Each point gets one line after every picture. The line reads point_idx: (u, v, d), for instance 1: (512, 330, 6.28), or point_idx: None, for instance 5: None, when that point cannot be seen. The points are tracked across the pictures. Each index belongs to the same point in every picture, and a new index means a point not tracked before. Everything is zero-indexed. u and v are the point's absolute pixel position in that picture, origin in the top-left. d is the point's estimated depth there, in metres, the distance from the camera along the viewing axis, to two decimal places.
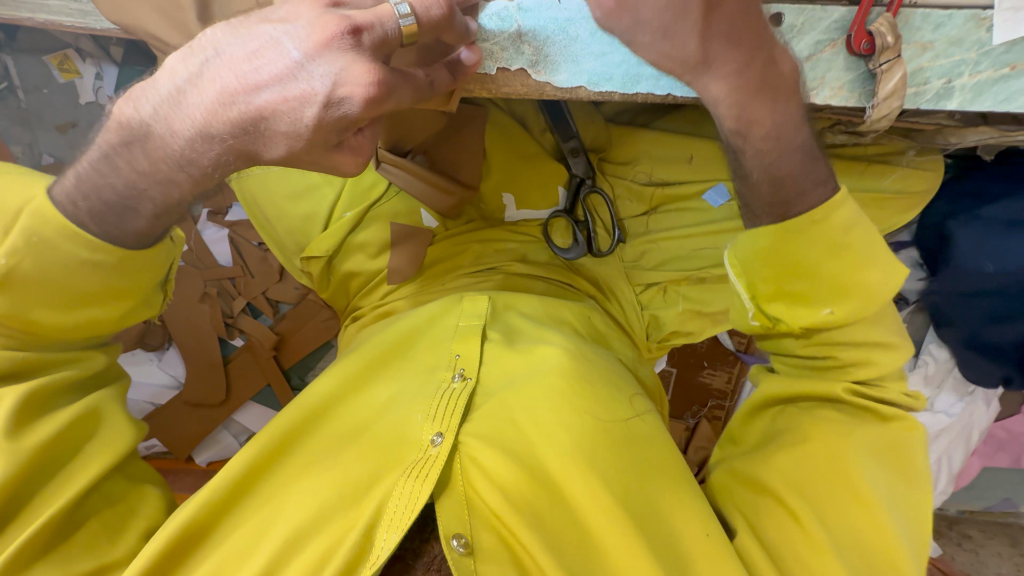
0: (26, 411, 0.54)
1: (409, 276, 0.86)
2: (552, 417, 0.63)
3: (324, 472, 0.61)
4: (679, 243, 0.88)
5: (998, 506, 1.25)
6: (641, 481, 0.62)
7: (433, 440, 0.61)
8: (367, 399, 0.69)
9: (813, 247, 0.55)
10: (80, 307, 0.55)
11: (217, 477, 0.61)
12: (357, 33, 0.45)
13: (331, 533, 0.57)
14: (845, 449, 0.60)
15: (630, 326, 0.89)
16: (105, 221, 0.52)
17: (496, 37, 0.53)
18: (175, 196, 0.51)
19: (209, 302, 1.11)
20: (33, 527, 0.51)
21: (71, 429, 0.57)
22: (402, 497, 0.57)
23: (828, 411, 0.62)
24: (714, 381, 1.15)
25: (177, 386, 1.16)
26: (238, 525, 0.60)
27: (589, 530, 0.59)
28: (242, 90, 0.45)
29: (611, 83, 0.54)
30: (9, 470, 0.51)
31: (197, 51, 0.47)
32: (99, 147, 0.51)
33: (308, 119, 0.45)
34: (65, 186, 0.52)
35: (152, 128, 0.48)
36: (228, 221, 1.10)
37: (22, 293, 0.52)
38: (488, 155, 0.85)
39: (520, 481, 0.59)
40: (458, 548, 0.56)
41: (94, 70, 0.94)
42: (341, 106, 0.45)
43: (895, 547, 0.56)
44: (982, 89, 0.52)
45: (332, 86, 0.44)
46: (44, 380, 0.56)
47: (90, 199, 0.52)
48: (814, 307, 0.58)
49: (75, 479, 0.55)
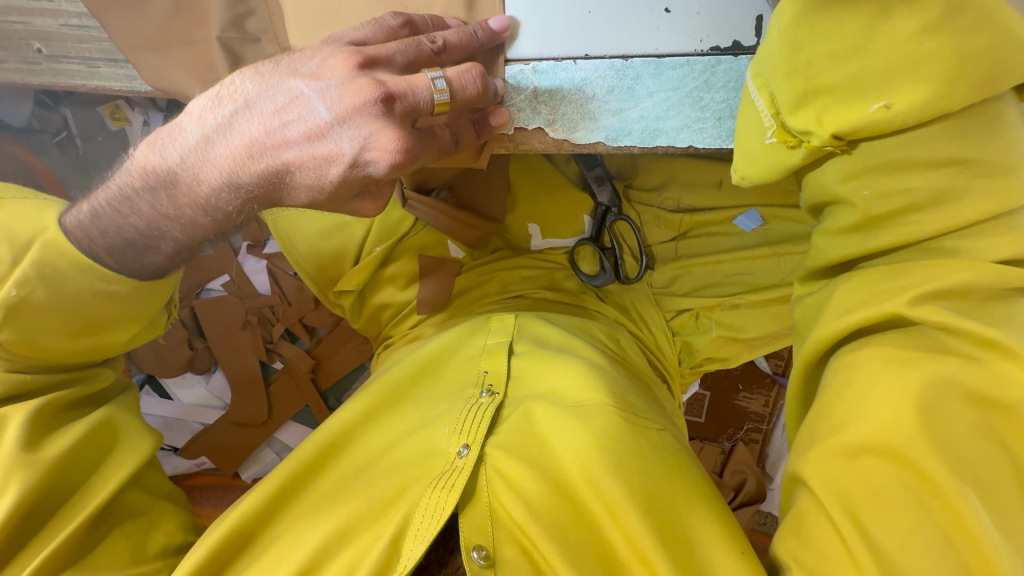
0: (37, 427, 0.56)
1: (438, 306, 0.87)
2: (579, 427, 0.61)
3: (356, 483, 0.62)
4: (711, 270, 0.84)
5: None
6: (670, 488, 0.57)
7: (460, 452, 0.60)
8: (397, 424, 0.69)
9: (849, 21, 0.41)
10: (98, 332, 0.57)
11: (259, 490, 0.62)
12: (388, 100, 0.45)
13: (360, 543, 0.57)
14: (900, 417, 0.42)
15: (663, 354, 0.85)
16: (123, 257, 0.53)
17: (514, 98, 0.53)
18: (198, 234, 0.53)
19: (250, 329, 1.16)
20: (55, 543, 0.53)
21: (83, 444, 0.59)
22: (427, 509, 0.55)
23: (872, 349, 0.45)
24: (750, 404, 1.12)
25: (222, 407, 1.22)
26: (274, 534, 0.60)
27: (614, 553, 0.55)
28: (272, 145, 0.47)
29: (630, 138, 0.52)
30: (33, 479, 0.53)
31: (225, 101, 0.49)
32: (119, 189, 0.52)
33: (335, 176, 0.47)
34: (84, 223, 0.53)
35: (177, 175, 0.49)
36: (265, 253, 1.16)
37: (26, 323, 0.53)
38: (512, 189, 0.87)
39: (546, 494, 0.57)
40: (478, 559, 0.54)
41: (143, 117, 0.99)
42: (366, 167, 0.47)
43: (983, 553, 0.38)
44: None
45: (360, 149, 0.46)
46: (52, 395, 0.59)
47: (111, 236, 0.53)
48: (861, 107, 0.42)
49: (97, 491, 0.57)
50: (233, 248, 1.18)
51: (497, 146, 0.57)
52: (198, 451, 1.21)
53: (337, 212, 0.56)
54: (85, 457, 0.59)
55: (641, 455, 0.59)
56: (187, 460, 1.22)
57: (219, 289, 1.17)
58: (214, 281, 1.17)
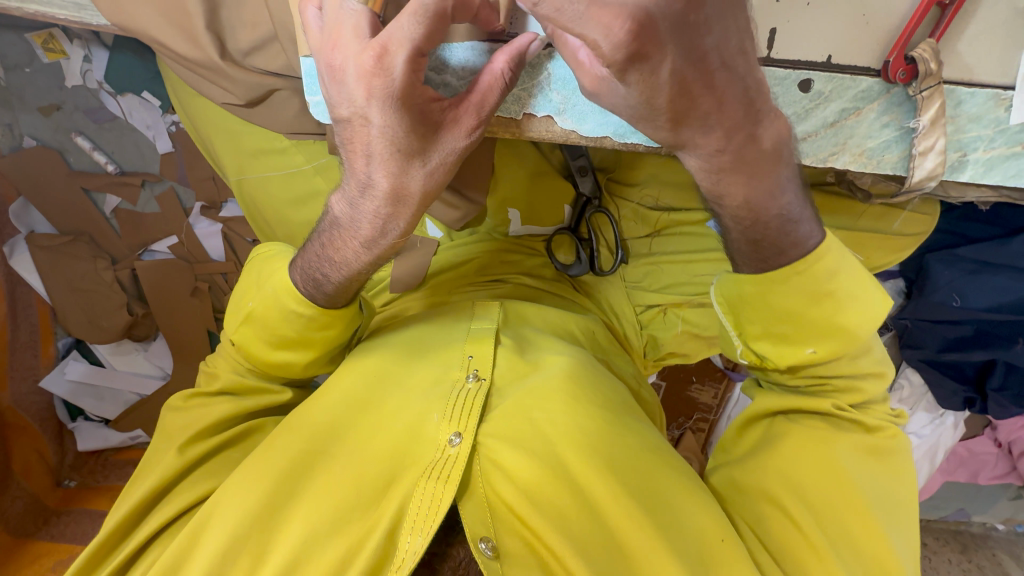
0: (214, 424, 0.67)
1: (412, 285, 0.85)
2: (568, 420, 0.62)
3: (344, 466, 0.60)
4: (681, 268, 0.87)
5: (952, 516, 1.23)
6: (649, 480, 0.61)
7: (451, 441, 0.60)
8: (378, 403, 0.64)
9: None
10: (286, 347, 0.65)
11: (242, 487, 0.59)
12: (380, 65, 0.44)
13: (351, 534, 0.56)
14: (811, 473, 0.61)
15: (630, 345, 0.88)
16: (328, 264, 0.60)
17: (526, 82, 0.55)
18: (395, 228, 0.55)
19: (200, 297, 1.10)
20: (145, 532, 0.61)
21: (224, 443, 0.67)
22: (423, 500, 0.56)
23: (796, 444, 0.63)
24: (701, 395, 1.18)
25: (164, 377, 1.16)
26: (251, 502, 0.57)
27: (622, 546, 0.57)
28: (400, 156, 0.49)
29: (637, 135, 0.56)
30: (165, 473, 0.63)
31: (337, 116, 0.49)
32: (327, 225, 0.59)
33: (405, 65, 0.44)
34: (306, 273, 0.62)
35: (344, 218, 0.56)
36: (222, 216, 1.06)
37: (261, 328, 0.64)
38: (494, 172, 0.84)
39: (544, 483, 0.58)
40: (487, 550, 0.55)
41: (82, 52, 0.88)
42: (390, 62, 0.43)
43: (886, 553, 0.57)
44: (993, 164, 0.53)
45: (376, 59, 0.43)
46: (243, 405, 0.69)
47: (320, 266, 0.60)
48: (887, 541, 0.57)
49: (184, 494, 0.63)
50: (185, 207, 1.05)
51: (503, 132, 0.58)
52: (132, 424, 1.14)
53: (443, 128, 0.49)
54: (225, 456, 0.67)
55: (630, 458, 0.61)
56: (120, 433, 1.14)
57: (165, 251, 1.08)
58: (159, 243, 1.07)
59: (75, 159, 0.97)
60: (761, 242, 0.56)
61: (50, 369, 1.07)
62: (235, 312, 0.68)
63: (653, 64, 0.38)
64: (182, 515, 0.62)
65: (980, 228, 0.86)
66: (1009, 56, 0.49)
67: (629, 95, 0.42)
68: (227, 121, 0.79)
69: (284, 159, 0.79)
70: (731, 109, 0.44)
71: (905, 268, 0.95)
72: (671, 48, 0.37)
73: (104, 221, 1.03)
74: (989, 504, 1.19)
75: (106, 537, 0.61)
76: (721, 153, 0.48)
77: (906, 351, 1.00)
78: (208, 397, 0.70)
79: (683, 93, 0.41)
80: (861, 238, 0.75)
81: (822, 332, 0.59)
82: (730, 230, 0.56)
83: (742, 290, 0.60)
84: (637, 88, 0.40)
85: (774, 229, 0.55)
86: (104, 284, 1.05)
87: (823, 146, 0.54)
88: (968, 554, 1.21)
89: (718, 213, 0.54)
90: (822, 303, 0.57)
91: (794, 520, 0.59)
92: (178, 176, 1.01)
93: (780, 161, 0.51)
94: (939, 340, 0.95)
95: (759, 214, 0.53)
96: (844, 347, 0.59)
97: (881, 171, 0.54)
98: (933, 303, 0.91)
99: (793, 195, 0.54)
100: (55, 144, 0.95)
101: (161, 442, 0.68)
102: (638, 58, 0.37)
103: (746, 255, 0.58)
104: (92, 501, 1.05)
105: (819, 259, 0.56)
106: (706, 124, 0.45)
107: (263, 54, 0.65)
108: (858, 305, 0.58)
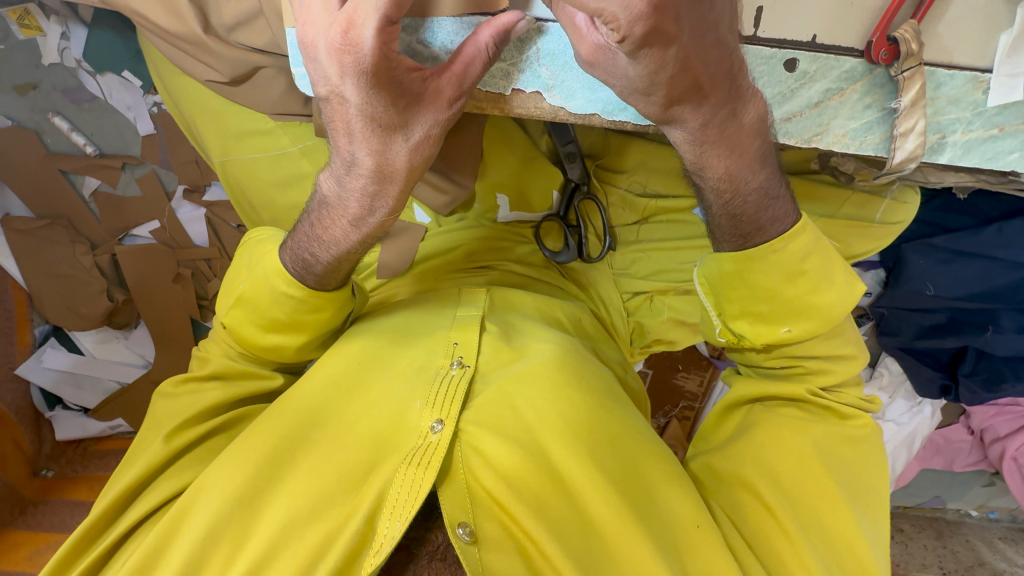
0: (204, 412, 0.66)
1: (398, 271, 0.83)
2: (550, 407, 0.62)
3: (323, 454, 0.59)
4: (668, 255, 0.88)
5: (929, 503, 1.26)
6: (631, 467, 0.61)
7: (433, 427, 0.59)
8: (362, 392, 0.63)
9: None
10: (274, 331, 0.64)
11: (218, 478, 0.58)
12: (351, 39, 0.42)
13: (331, 520, 0.55)
14: (784, 461, 0.62)
15: (616, 332, 0.88)
16: (316, 246, 0.59)
17: (514, 58, 0.55)
18: (382, 206, 0.55)
19: (182, 284, 1.08)
20: (123, 525, 0.60)
21: (213, 431, 0.66)
22: (403, 486, 0.56)
23: (771, 432, 0.64)
24: (687, 383, 1.19)
25: (145, 365, 1.14)
26: (230, 490, 0.57)
27: (601, 533, 0.57)
28: (382, 132, 0.49)
29: (625, 113, 0.56)
30: (149, 463, 0.62)
31: (317, 95, 0.49)
32: (316, 205, 0.59)
33: (376, 38, 0.42)
34: (295, 256, 0.61)
35: (332, 197, 0.56)
36: (205, 201, 1.04)
37: (249, 310, 0.63)
38: (484, 156, 0.83)
39: (524, 470, 0.58)
40: (464, 537, 0.56)
41: (60, 29, 0.85)
42: (360, 34, 0.42)
43: (855, 536, 0.58)
44: (971, 146, 0.55)
45: (346, 32, 0.42)
46: (236, 391, 0.68)
47: (308, 247, 0.60)
48: (858, 528, 0.58)
49: (164, 485, 0.62)
50: (167, 191, 1.03)
51: (491, 109, 0.58)
52: (112, 413, 1.12)
53: (425, 105, 0.49)
54: (212, 445, 0.66)
55: (610, 446, 0.62)
56: (100, 422, 1.12)
57: (146, 236, 1.06)
58: (140, 228, 1.05)
59: (52, 140, 0.94)
60: (740, 217, 0.57)
61: (27, 357, 1.05)
62: (227, 294, 0.66)
63: (666, 40, 0.39)
64: (162, 506, 0.61)
65: (958, 218, 0.88)
66: (988, 39, 0.50)
67: (633, 68, 0.42)
68: (210, 100, 0.77)
69: (270, 140, 0.77)
70: (720, 84, 0.45)
71: (884, 258, 0.96)
72: (684, 26, 0.39)
73: (83, 205, 1.00)
74: (964, 491, 1.22)
75: (87, 529, 0.60)
76: (705, 127, 0.49)
77: (884, 338, 1.02)
78: (198, 384, 0.68)
79: (684, 68, 0.42)
80: (843, 227, 0.76)
81: (802, 310, 0.60)
82: (711, 205, 0.57)
83: (723, 268, 0.60)
84: (646, 64, 0.41)
85: (752, 204, 0.56)
86: (83, 269, 1.03)
87: (808, 127, 0.54)
88: (942, 539, 1.25)
89: (700, 186, 0.55)
90: (797, 281, 0.58)
91: (767, 506, 0.61)
92: (160, 159, 0.99)
93: (760, 137, 0.52)
94: (915, 328, 0.97)
95: (739, 187, 0.54)
96: (818, 327, 0.61)
97: (863, 152, 0.55)
98: (908, 291, 0.93)
99: (771, 172, 0.55)
100: (31, 125, 0.93)
101: (146, 431, 0.67)
102: (654, 33, 0.38)
103: (726, 231, 0.58)
104: (70, 491, 1.03)
105: (794, 238, 0.57)
106: (698, 98, 0.46)
107: (248, 30, 0.64)
108: (831, 287, 0.59)
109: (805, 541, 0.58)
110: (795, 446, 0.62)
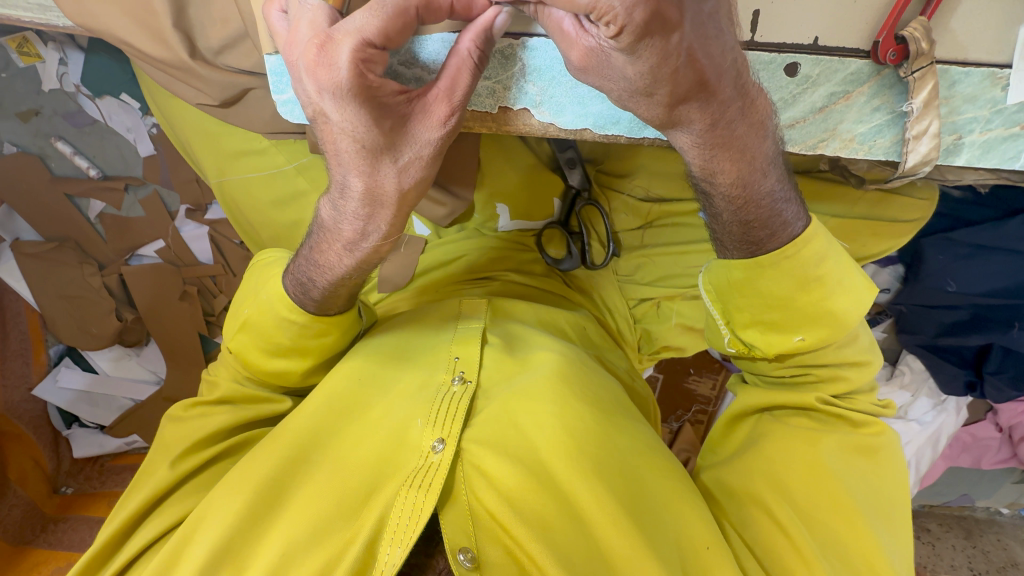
0: (211, 436, 0.66)
1: (399, 285, 0.83)
2: (554, 423, 0.60)
3: (325, 476, 0.59)
4: (674, 259, 0.85)
5: (956, 501, 1.21)
6: (638, 483, 0.60)
7: (434, 447, 0.58)
8: (363, 414, 0.63)
9: None
10: (276, 356, 0.64)
11: (220, 506, 0.57)
12: (330, 60, 0.42)
13: (331, 546, 0.54)
14: (795, 475, 0.60)
15: (623, 340, 0.86)
16: (317, 270, 0.59)
17: (500, 75, 0.54)
18: (380, 227, 0.54)
19: (189, 301, 1.09)
20: (126, 554, 0.60)
21: (220, 456, 0.66)
22: (404, 510, 0.55)
23: (779, 443, 0.62)
24: (699, 387, 1.17)
25: (157, 381, 1.15)
26: (231, 516, 0.56)
27: (606, 555, 0.55)
28: (373, 156, 0.48)
29: (617, 126, 0.55)
30: (156, 489, 0.63)
31: (309, 118, 0.48)
32: (317, 227, 0.58)
33: (354, 59, 0.41)
34: (297, 279, 0.60)
35: (331, 221, 0.55)
36: (208, 219, 1.05)
37: (248, 335, 0.63)
38: (481, 166, 0.81)
39: (527, 491, 0.57)
40: (465, 563, 0.54)
41: (58, 55, 0.86)
42: (340, 55, 0.41)
43: (876, 554, 0.55)
44: (990, 146, 0.52)
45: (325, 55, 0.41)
46: (245, 413, 0.67)
47: (309, 271, 0.59)
48: (880, 547, 0.55)
49: (169, 512, 0.62)
50: (170, 211, 1.04)
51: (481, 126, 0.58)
52: (127, 429, 1.13)
53: (417, 123, 0.47)
54: (219, 469, 0.67)
55: (616, 464, 0.60)
56: (116, 439, 1.13)
57: (152, 255, 1.07)
58: (145, 247, 1.06)
59: (57, 165, 0.96)
60: (751, 224, 0.54)
61: (43, 376, 1.06)
62: (234, 317, 0.66)
63: (669, 28, 0.35)
64: (167, 532, 0.61)
65: (980, 211, 0.84)
66: (1005, 34, 0.47)
67: (632, 67, 0.39)
68: (204, 122, 0.77)
69: (265, 159, 0.77)
70: (727, 79, 0.43)
71: (901, 253, 0.93)
72: (685, 12, 0.36)
73: (89, 226, 1.02)
74: (993, 489, 1.18)
75: (95, 557, 0.61)
76: (710, 131, 0.47)
77: (904, 336, 1.00)
78: (208, 407, 0.69)
79: (689, 63, 0.39)
80: (854, 227, 0.73)
81: (812, 317, 0.57)
82: (720, 212, 0.54)
83: (731, 276, 0.58)
84: (647, 59, 0.38)
85: (764, 209, 0.54)
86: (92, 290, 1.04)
87: (812, 132, 0.53)
88: (971, 539, 1.20)
89: (709, 193, 0.53)
90: (810, 289, 0.56)
91: (779, 523, 0.58)
92: (161, 179, 1.00)
93: (766, 140, 0.50)
94: (936, 325, 0.94)
95: (750, 193, 0.52)
96: (832, 336, 0.58)
97: (873, 156, 0.53)
98: (927, 288, 0.90)
99: (778, 177, 0.53)
100: (35, 149, 0.94)
101: (155, 455, 0.68)
102: (655, 19, 0.34)
103: (734, 239, 0.56)
104: (89, 507, 1.05)
105: (806, 243, 0.55)
106: (705, 96, 0.43)
107: (235, 53, 0.64)
108: (844, 293, 0.57)
109: (821, 561, 0.55)
110: (807, 457, 0.60)
